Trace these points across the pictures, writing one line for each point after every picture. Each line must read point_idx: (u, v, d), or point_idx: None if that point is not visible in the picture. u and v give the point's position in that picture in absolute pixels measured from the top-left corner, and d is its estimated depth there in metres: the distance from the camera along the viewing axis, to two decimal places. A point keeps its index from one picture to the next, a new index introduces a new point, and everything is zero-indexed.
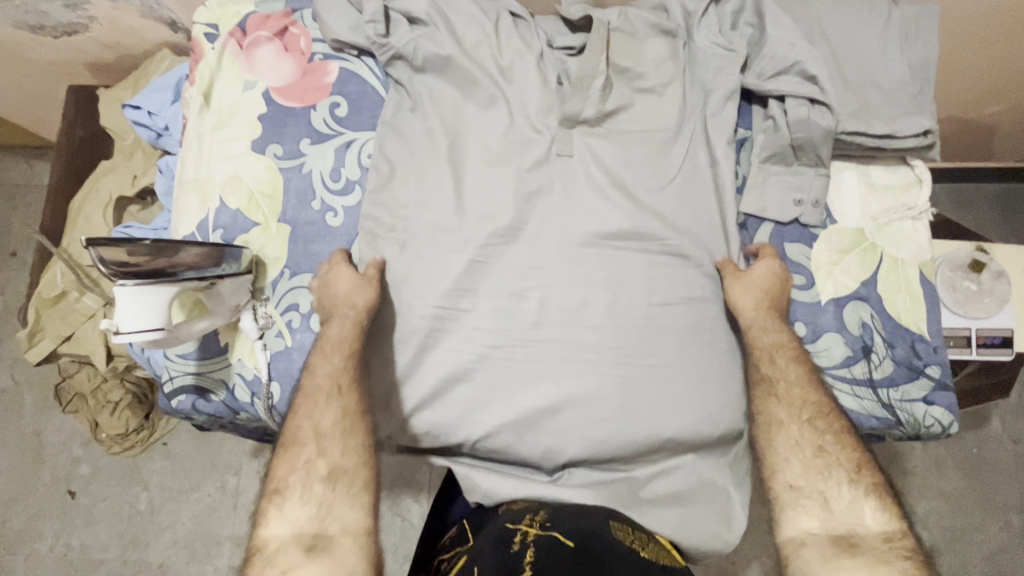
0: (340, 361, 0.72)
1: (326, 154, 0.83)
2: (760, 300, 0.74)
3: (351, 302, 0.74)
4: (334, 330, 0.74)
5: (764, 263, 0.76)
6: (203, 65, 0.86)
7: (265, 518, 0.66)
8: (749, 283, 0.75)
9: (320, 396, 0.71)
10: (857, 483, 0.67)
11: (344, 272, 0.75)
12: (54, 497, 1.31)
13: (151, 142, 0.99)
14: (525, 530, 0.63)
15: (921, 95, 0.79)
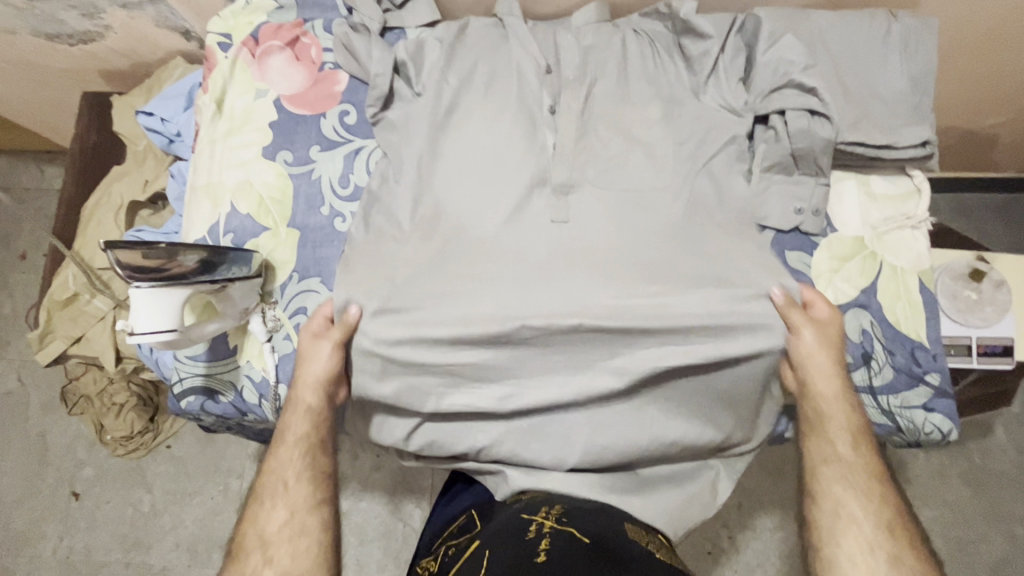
0: (300, 449, 0.73)
1: (334, 161, 0.85)
2: (829, 353, 0.72)
3: (309, 379, 0.74)
4: (291, 415, 0.74)
5: (826, 309, 0.74)
6: (216, 73, 0.88)
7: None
8: (817, 326, 0.73)
9: (272, 490, 0.72)
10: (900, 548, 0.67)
11: (310, 344, 0.75)
12: (58, 499, 1.32)
13: (163, 148, 1.01)
14: (541, 522, 0.65)
15: (920, 106, 0.80)
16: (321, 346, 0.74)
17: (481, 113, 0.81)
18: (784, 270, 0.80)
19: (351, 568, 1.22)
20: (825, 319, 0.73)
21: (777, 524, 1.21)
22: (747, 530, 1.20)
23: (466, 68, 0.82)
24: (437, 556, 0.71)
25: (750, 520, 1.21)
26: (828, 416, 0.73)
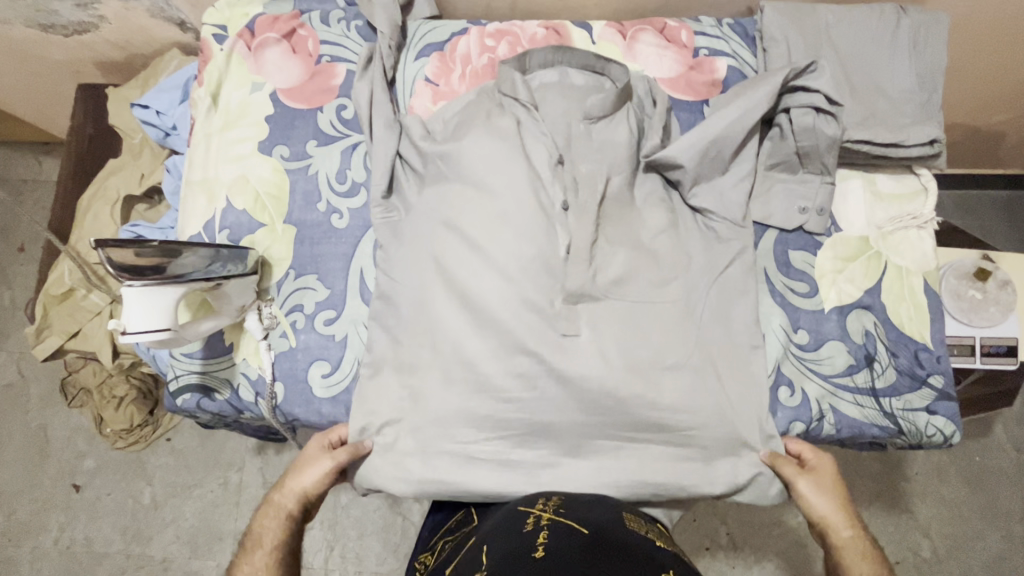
0: (274, 562, 0.67)
1: (331, 156, 0.83)
2: (834, 505, 0.69)
3: (302, 497, 0.71)
4: (272, 527, 0.70)
5: (826, 458, 0.72)
6: (211, 66, 0.87)
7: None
8: (817, 479, 0.70)
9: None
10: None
11: (307, 460, 0.73)
12: (59, 491, 1.32)
13: (159, 141, 1.00)
14: (538, 514, 0.63)
15: (928, 103, 0.79)
16: (321, 465, 0.72)
17: (484, 193, 0.74)
18: (788, 269, 0.79)
19: (349, 562, 1.22)
20: (828, 472, 0.71)
21: (776, 521, 1.20)
22: (746, 527, 1.20)
23: (466, 144, 0.76)
24: (435, 551, 0.71)
25: (750, 517, 1.20)
26: (844, 567, 0.67)
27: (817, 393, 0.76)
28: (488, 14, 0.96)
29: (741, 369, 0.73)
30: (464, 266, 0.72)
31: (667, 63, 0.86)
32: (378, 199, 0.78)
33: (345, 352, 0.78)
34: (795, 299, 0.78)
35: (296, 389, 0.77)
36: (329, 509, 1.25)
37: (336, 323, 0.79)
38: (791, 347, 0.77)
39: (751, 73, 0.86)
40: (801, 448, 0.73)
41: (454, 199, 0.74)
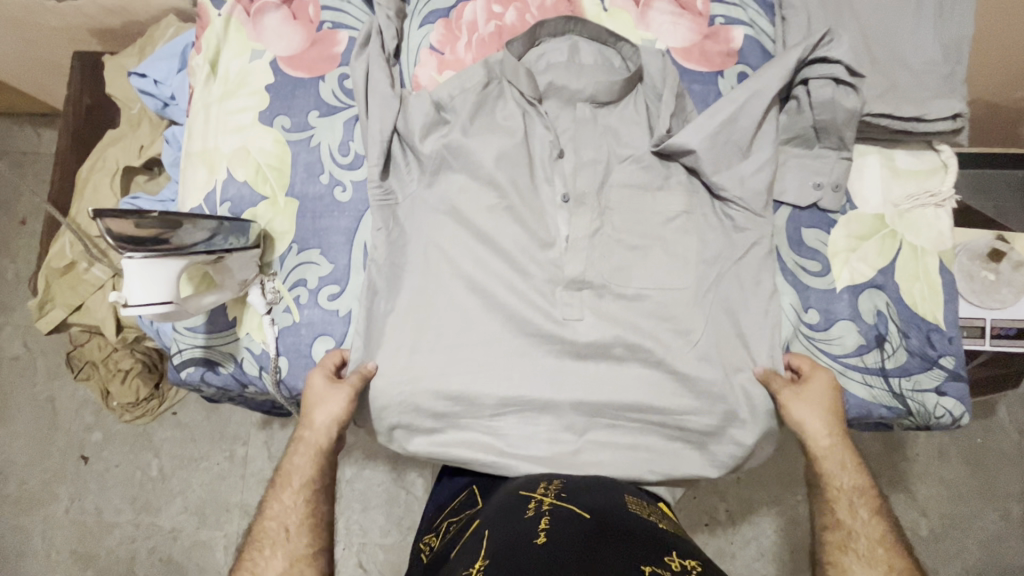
0: (307, 490, 0.68)
1: (334, 127, 0.81)
2: (825, 419, 0.69)
3: (317, 425, 0.70)
4: (297, 456, 0.69)
5: (819, 373, 0.71)
6: (209, 33, 0.84)
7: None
8: (811, 398, 0.69)
9: (272, 532, 0.65)
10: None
11: (314, 388, 0.72)
12: (68, 462, 1.34)
13: (158, 112, 0.98)
14: (539, 499, 0.63)
15: (952, 76, 0.76)
16: (332, 394, 0.71)
17: (479, 199, 0.74)
18: (800, 248, 0.78)
19: (354, 534, 1.24)
20: (822, 387, 0.70)
21: (775, 498, 1.21)
22: (747, 504, 1.21)
23: (470, 130, 0.76)
24: (439, 533, 0.71)
25: (750, 494, 1.21)
26: (829, 477, 0.67)
27: None
28: None
29: (746, 347, 0.73)
30: (457, 273, 0.73)
31: (682, 32, 0.82)
32: (376, 182, 0.76)
33: (349, 327, 0.77)
34: (806, 278, 0.77)
35: (300, 364, 0.77)
36: (334, 482, 1.26)
37: (340, 298, 0.78)
38: (801, 326, 0.76)
39: (768, 43, 0.82)
40: (798, 362, 0.72)
41: (456, 201, 0.74)
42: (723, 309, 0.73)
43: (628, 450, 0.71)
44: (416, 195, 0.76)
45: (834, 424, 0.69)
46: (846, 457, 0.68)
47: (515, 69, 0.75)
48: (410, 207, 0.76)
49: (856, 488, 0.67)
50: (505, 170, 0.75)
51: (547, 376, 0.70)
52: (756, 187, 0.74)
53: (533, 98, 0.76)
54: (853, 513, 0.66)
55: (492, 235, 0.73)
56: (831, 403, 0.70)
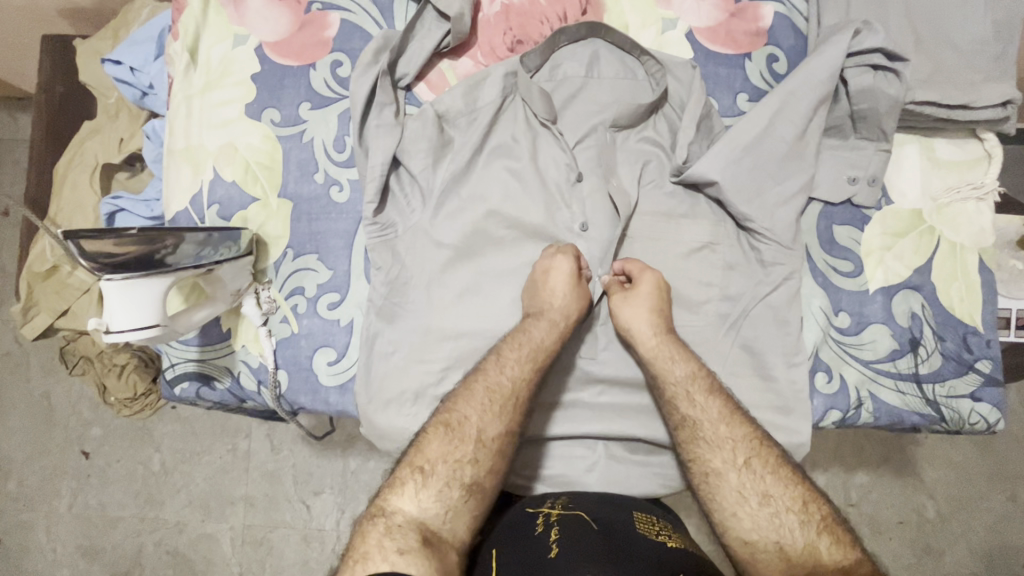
0: (531, 367, 0.64)
1: (328, 121, 0.75)
2: (649, 319, 0.66)
3: (569, 313, 0.66)
4: (542, 334, 0.65)
5: (650, 277, 0.67)
6: (185, 16, 0.76)
7: (398, 488, 0.57)
8: (638, 299, 0.67)
9: (498, 396, 0.62)
10: (810, 524, 0.57)
11: (562, 274, 0.67)
12: (68, 458, 1.30)
13: (136, 102, 0.91)
14: (547, 513, 0.61)
15: (1002, 57, 0.70)
16: (582, 288, 0.67)
17: (487, 229, 0.70)
18: (831, 246, 0.73)
19: None
20: (654, 288, 0.67)
21: None
22: None
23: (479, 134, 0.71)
24: None
25: None
26: (660, 373, 0.65)
27: (855, 379, 0.71)
28: None
29: (774, 351, 0.69)
30: (467, 310, 0.69)
31: (706, 10, 0.75)
32: (372, 218, 0.70)
33: (350, 338, 0.73)
34: (837, 278, 0.72)
35: (301, 377, 0.73)
36: (339, 474, 1.24)
37: (340, 307, 0.73)
38: (831, 330, 0.71)
39: (800, 21, 0.75)
40: (628, 267, 0.69)
41: (462, 235, 0.70)
42: (748, 312, 0.69)
43: (649, 475, 0.70)
44: (418, 224, 0.71)
45: (662, 328, 0.66)
46: (696, 388, 0.64)
47: (527, 85, 0.70)
48: (409, 243, 0.71)
49: (740, 439, 0.62)
50: (515, 195, 0.71)
51: (557, 411, 0.70)
52: (787, 181, 0.69)
53: (547, 118, 0.71)
54: (703, 401, 0.63)
55: (497, 261, 0.70)
56: (660, 304, 0.67)
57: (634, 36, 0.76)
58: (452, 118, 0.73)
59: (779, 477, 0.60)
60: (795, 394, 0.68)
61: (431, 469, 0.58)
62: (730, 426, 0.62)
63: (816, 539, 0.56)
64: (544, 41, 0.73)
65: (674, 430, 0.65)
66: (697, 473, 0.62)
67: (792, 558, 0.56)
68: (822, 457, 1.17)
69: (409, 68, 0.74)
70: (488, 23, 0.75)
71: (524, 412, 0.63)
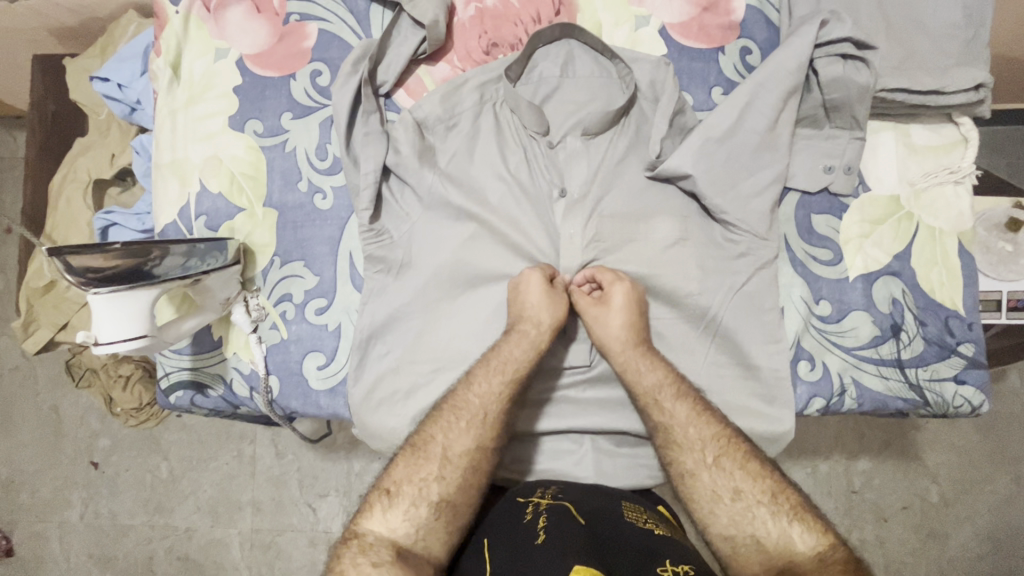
0: (500, 382, 0.64)
1: (309, 130, 0.76)
2: (626, 328, 0.67)
3: (544, 322, 0.66)
4: (513, 349, 0.66)
5: (621, 286, 0.68)
6: (167, 33, 0.78)
7: (369, 511, 0.59)
8: (613, 310, 0.67)
9: (466, 414, 0.63)
10: (781, 513, 0.58)
11: (537, 284, 0.67)
12: (78, 469, 1.32)
13: (126, 118, 0.93)
14: (537, 502, 0.62)
15: (974, 40, 0.70)
16: (558, 299, 0.67)
17: (469, 228, 0.71)
18: (810, 235, 0.73)
19: None
20: (626, 297, 0.68)
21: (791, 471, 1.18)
22: None
23: (460, 139, 0.73)
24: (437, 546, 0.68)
25: None
26: (635, 382, 0.66)
27: (838, 366, 0.72)
28: None
29: (756, 340, 0.70)
30: (450, 306, 0.71)
31: (678, 6, 0.76)
32: (368, 224, 0.71)
33: (339, 342, 0.74)
34: (817, 267, 0.73)
35: (292, 382, 0.74)
36: (343, 476, 1.26)
37: (328, 312, 0.74)
38: (812, 319, 0.72)
39: (772, 13, 0.76)
40: (598, 275, 0.69)
41: (455, 243, 0.71)
42: (728, 304, 0.70)
43: (637, 466, 0.71)
44: (411, 228, 0.72)
45: (632, 335, 0.67)
46: (665, 394, 0.65)
47: (515, 98, 0.70)
48: (408, 250, 0.72)
49: (708, 441, 0.62)
50: (504, 200, 0.72)
51: (545, 407, 0.72)
52: (762, 172, 0.70)
53: (537, 129, 0.73)
54: (671, 406, 0.64)
55: (483, 264, 0.71)
56: (631, 311, 0.68)
57: (608, 34, 0.76)
58: (431, 125, 0.74)
59: (746, 471, 0.60)
60: (777, 383, 0.69)
61: (399, 489, 0.59)
62: (696, 426, 0.63)
63: (789, 529, 0.57)
64: (523, 50, 0.73)
65: (654, 435, 0.65)
66: (672, 477, 0.63)
67: (769, 550, 0.56)
68: (824, 445, 1.17)
69: (387, 75, 0.75)
70: (463, 27, 0.76)
71: (497, 426, 0.64)
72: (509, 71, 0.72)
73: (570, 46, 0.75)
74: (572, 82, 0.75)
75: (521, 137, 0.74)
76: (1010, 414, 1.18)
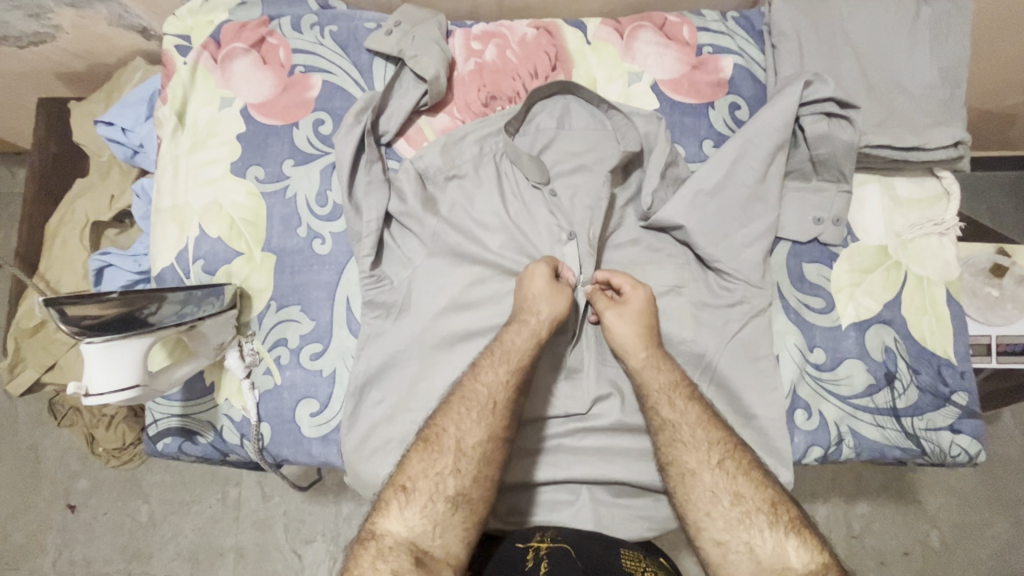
0: (506, 370, 0.65)
1: (310, 177, 0.78)
2: (639, 332, 0.67)
3: (547, 316, 0.67)
4: (516, 337, 0.66)
5: (640, 293, 0.68)
6: (175, 82, 0.80)
7: (386, 509, 0.60)
8: (629, 313, 0.67)
9: (475, 404, 0.64)
10: (778, 524, 0.58)
11: (541, 276, 0.68)
12: (54, 512, 1.27)
13: (127, 160, 0.94)
14: (536, 547, 0.60)
15: (951, 99, 0.74)
16: (562, 292, 0.68)
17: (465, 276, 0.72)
18: (802, 284, 0.74)
19: None
20: (643, 303, 0.68)
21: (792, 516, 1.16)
22: None
23: (460, 187, 0.75)
24: None
25: None
26: (645, 382, 0.66)
27: (835, 415, 0.72)
28: (472, 12, 0.87)
29: (753, 388, 0.70)
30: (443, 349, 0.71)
31: (669, 63, 0.79)
32: (367, 271, 0.72)
33: (333, 388, 0.73)
34: (810, 315, 0.74)
35: (283, 430, 0.73)
36: (331, 520, 1.22)
37: (323, 358, 0.74)
38: (807, 367, 0.72)
39: (759, 71, 0.80)
40: (615, 279, 0.69)
41: (455, 286, 0.71)
42: (723, 352, 0.70)
43: (634, 517, 0.70)
44: (412, 273, 0.73)
45: (646, 336, 0.67)
46: (662, 397, 0.65)
47: (516, 151, 0.72)
48: (406, 294, 0.72)
49: (717, 443, 0.63)
50: (502, 246, 0.73)
51: (541, 456, 0.71)
52: (753, 223, 0.72)
53: (539, 180, 0.74)
54: (683, 406, 0.65)
55: (479, 307, 0.72)
56: (646, 318, 0.68)
57: (603, 89, 0.79)
58: (432, 175, 0.75)
59: (749, 479, 0.61)
60: (776, 432, 0.69)
61: (416, 486, 0.60)
62: (704, 430, 0.63)
63: (786, 542, 0.57)
64: (520, 106, 0.76)
65: (654, 432, 0.65)
66: (672, 475, 0.63)
67: (762, 561, 0.57)
68: (823, 488, 1.15)
69: (389, 126, 0.77)
70: (464, 80, 0.79)
71: (507, 415, 0.65)
72: (510, 126, 0.75)
73: (567, 101, 0.78)
74: (569, 133, 0.77)
75: (520, 187, 0.75)
76: (1005, 456, 1.17)
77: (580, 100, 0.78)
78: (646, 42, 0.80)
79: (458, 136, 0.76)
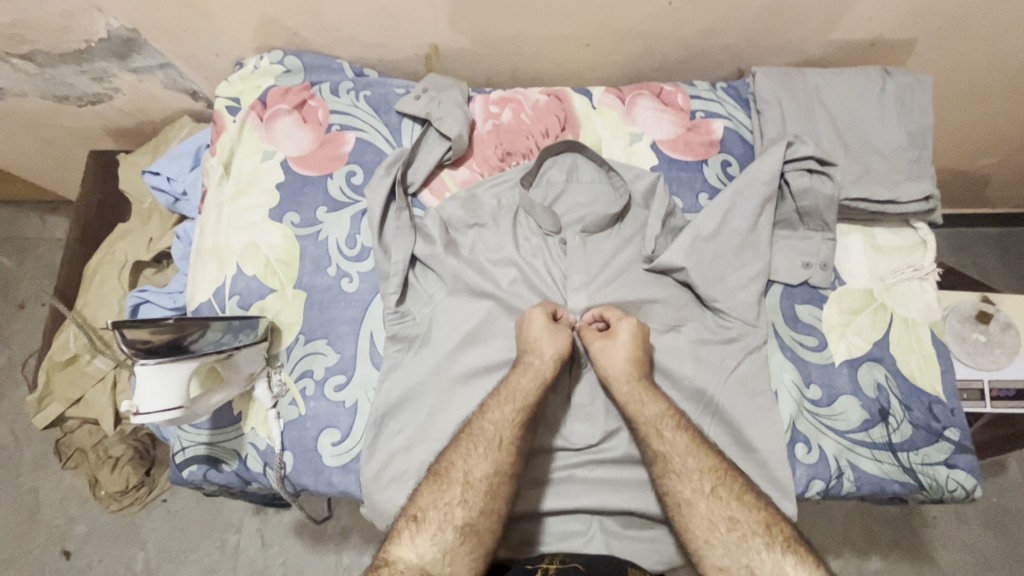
0: (512, 409, 0.70)
1: (341, 222, 0.85)
2: (628, 363, 0.71)
3: (549, 356, 0.71)
4: (522, 378, 0.71)
5: (627, 324, 0.73)
6: (224, 137, 0.90)
7: (398, 537, 0.65)
8: (616, 345, 0.72)
9: (483, 440, 0.68)
10: (774, 545, 0.63)
11: (538, 324, 0.73)
12: (47, 559, 1.25)
13: (169, 207, 1.02)
14: (545, 568, 0.64)
15: (920, 159, 0.83)
16: (562, 331, 0.73)
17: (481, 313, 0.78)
18: (796, 323, 0.80)
19: None
20: (631, 334, 0.72)
21: None
22: None
23: (478, 234, 0.82)
24: None
25: None
26: (633, 415, 0.70)
27: (834, 449, 0.75)
28: (489, 80, 0.97)
29: (754, 421, 0.73)
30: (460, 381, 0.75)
31: (666, 125, 0.89)
32: (392, 307, 0.78)
33: (354, 419, 0.77)
34: (805, 353, 0.78)
35: (305, 458, 0.76)
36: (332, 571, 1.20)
37: (346, 389, 0.78)
38: (805, 402, 0.77)
39: (747, 134, 0.89)
40: (607, 315, 0.76)
41: (473, 321, 0.77)
42: (724, 386, 0.74)
43: (644, 550, 0.72)
44: (435, 308, 0.79)
45: (635, 370, 0.71)
46: (664, 425, 0.69)
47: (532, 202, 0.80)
48: (428, 330, 0.78)
49: (711, 471, 0.67)
50: (516, 284, 0.79)
51: (552, 487, 0.73)
52: (745, 267, 0.78)
53: (551, 229, 0.82)
54: (671, 436, 0.68)
55: (495, 344, 0.77)
56: (635, 348, 0.72)
57: (607, 148, 0.89)
58: (455, 223, 0.83)
59: (742, 503, 0.65)
60: (777, 463, 0.72)
61: (427, 517, 0.65)
62: (697, 458, 0.67)
63: (783, 563, 0.62)
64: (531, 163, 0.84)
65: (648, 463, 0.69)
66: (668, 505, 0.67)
67: None
68: (834, 542, 1.15)
69: (415, 177, 0.85)
70: (482, 139, 0.88)
71: (515, 451, 0.69)
72: (524, 181, 0.83)
73: (574, 159, 0.87)
74: (577, 186, 0.85)
75: (535, 233, 0.83)
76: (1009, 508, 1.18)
77: (587, 159, 0.86)
78: (645, 107, 0.90)
79: (476, 188, 0.84)
